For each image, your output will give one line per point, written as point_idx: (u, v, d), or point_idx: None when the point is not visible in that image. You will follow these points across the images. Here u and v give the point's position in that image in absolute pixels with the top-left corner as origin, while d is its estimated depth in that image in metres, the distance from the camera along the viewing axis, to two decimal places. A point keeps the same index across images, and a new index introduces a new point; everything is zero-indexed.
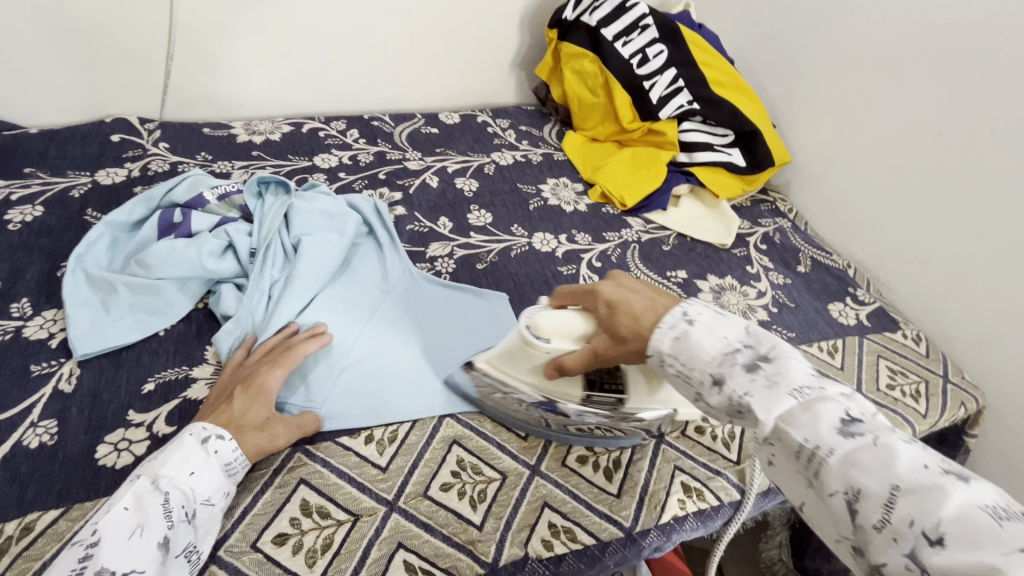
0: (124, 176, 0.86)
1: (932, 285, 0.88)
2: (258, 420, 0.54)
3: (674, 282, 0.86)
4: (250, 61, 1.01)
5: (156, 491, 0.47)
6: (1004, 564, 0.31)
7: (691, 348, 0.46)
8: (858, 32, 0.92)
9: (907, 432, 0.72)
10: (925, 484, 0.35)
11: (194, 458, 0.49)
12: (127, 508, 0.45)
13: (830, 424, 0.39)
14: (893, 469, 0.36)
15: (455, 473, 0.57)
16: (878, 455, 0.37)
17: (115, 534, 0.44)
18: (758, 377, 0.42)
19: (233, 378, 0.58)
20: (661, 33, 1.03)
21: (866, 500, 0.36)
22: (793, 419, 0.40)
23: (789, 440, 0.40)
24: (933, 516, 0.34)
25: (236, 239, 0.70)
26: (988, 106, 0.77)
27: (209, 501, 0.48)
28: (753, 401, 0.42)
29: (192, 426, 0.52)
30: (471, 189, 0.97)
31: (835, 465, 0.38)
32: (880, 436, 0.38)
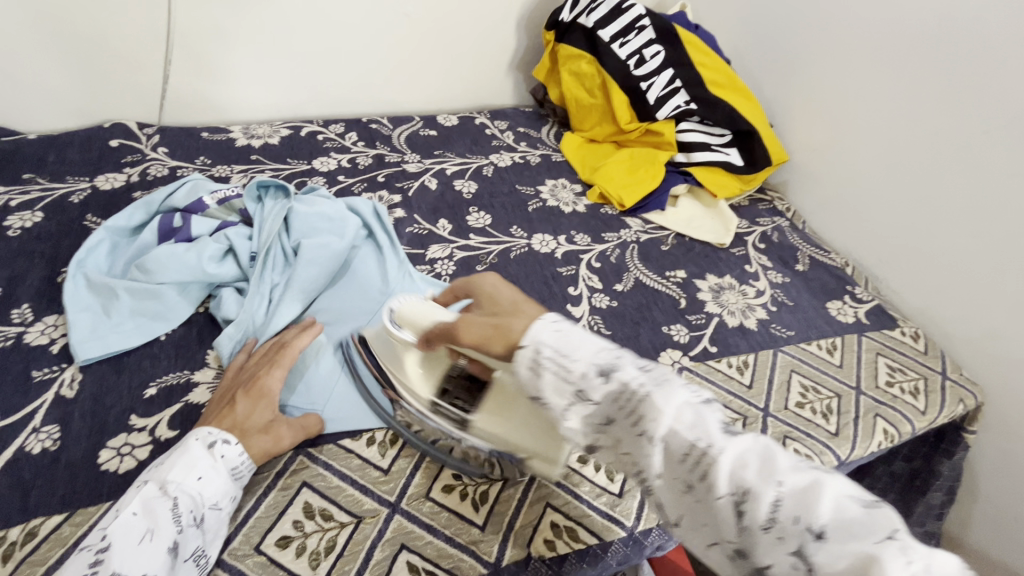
0: (123, 181, 0.86)
1: (930, 282, 0.88)
2: (261, 422, 0.54)
3: (673, 282, 0.87)
4: (248, 65, 1.02)
5: (165, 496, 0.46)
6: (881, 554, 0.31)
7: (570, 342, 0.45)
8: (853, 31, 0.93)
9: (906, 429, 0.72)
10: (804, 483, 0.36)
11: (202, 462, 0.49)
12: (136, 513, 0.45)
13: (716, 425, 0.40)
14: (775, 467, 0.37)
15: (457, 474, 0.57)
16: (761, 456, 0.38)
17: (125, 539, 0.43)
18: (651, 375, 0.43)
19: (234, 381, 0.58)
20: (657, 34, 1.04)
21: (754, 501, 0.36)
22: (680, 419, 0.40)
23: (675, 443, 0.40)
24: (815, 513, 0.34)
25: (236, 243, 0.70)
26: (983, 103, 0.78)
27: (216, 505, 0.48)
28: (649, 396, 0.41)
29: (197, 429, 0.51)
30: (470, 191, 0.97)
31: (725, 464, 0.38)
32: (761, 440, 0.40)
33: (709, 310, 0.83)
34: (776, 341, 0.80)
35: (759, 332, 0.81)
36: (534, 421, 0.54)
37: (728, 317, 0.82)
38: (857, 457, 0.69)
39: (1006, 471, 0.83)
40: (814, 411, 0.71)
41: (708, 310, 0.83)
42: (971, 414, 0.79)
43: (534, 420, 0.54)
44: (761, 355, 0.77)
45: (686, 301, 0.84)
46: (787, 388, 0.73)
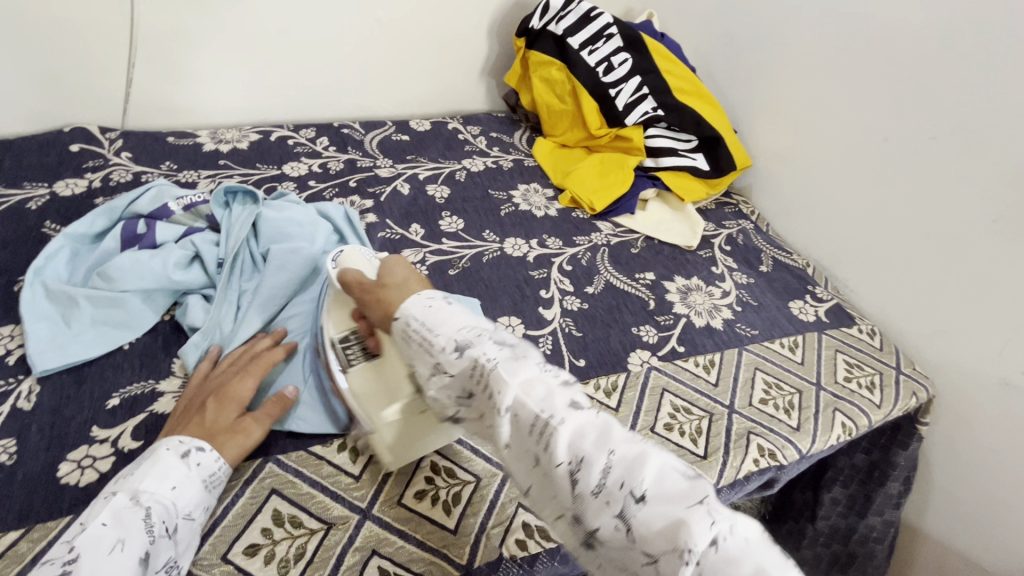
0: (84, 186, 0.83)
1: (884, 280, 0.92)
2: (231, 422, 0.54)
3: (642, 284, 0.89)
4: (215, 69, 1.00)
5: (137, 506, 0.45)
6: (689, 516, 0.36)
7: (441, 318, 0.49)
8: (811, 41, 0.97)
9: (863, 422, 0.76)
10: (634, 454, 0.40)
11: (176, 471, 0.48)
12: (106, 524, 0.44)
13: (560, 400, 0.43)
14: (611, 439, 0.41)
15: (429, 479, 0.57)
16: (601, 428, 0.42)
17: (95, 550, 0.42)
18: (504, 351, 0.46)
19: (199, 390, 0.57)
20: (625, 41, 1.06)
21: (588, 468, 0.40)
22: (526, 391, 0.44)
23: (522, 415, 0.43)
24: (638, 478, 0.38)
25: (203, 249, 0.69)
26: (930, 111, 0.83)
27: (190, 516, 0.47)
28: (499, 366, 0.45)
29: (167, 439, 0.51)
30: (442, 195, 0.98)
31: (564, 433, 0.41)
32: (598, 413, 0.44)
33: (677, 311, 0.85)
34: (741, 339, 0.82)
35: (725, 332, 0.83)
36: (392, 387, 0.56)
37: (695, 317, 0.84)
38: (818, 451, 0.72)
39: (956, 460, 0.88)
40: (777, 406, 0.74)
41: (676, 311, 0.85)
42: (925, 407, 0.83)
43: (390, 390, 0.56)
44: (726, 353, 0.80)
45: (655, 302, 0.86)
46: (751, 385, 0.76)
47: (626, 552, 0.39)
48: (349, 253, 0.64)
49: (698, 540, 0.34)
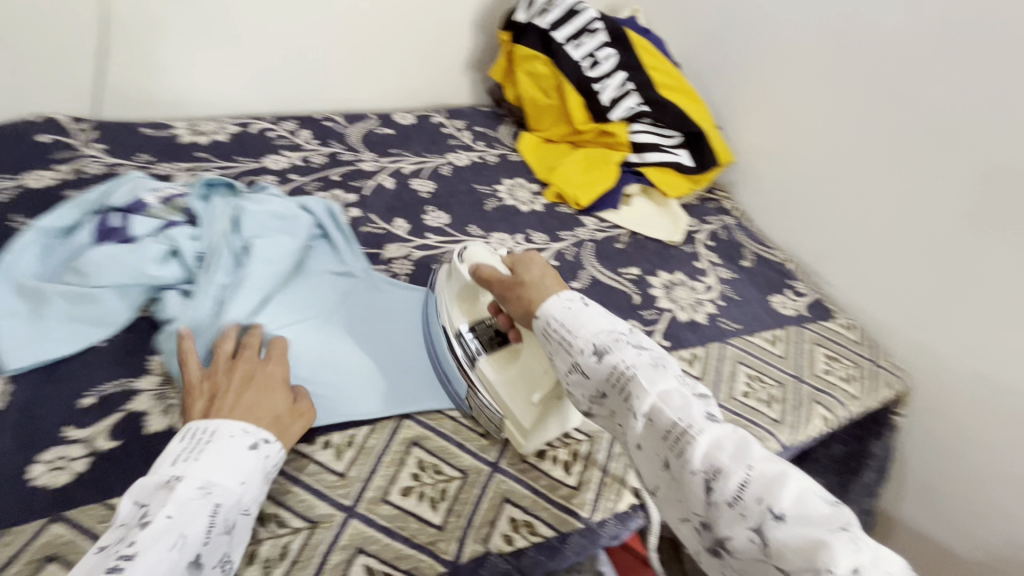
0: (53, 179, 0.81)
1: (863, 275, 0.94)
2: (275, 413, 0.54)
3: (627, 279, 0.89)
4: (192, 58, 0.98)
5: (206, 500, 0.45)
6: (831, 539, 0.35)
7: (579, 320, 0.52)
8: (793, 39, 0.98)
9: (841, 414, 0.77)
10: (773, 471, 0.40)
11: (245, 466, 0.48)
12: (171, 517, 0.43)
13: (699, 411, 0.44)
14: (748, 455, 0.41)
15: (415, 475, 0.57)
16: (738, 444, 0.43)
17: (158, 545, 0.41)
18: (644, 356, 0.49)
19: (215, 374, 0.55)
20: (610, 37, 1.06)
21: (723, 478, 0.40)
22: (667, 400, 0.45)
23: (659, 420, 0.45)
24: (778, 496, 0.38)
25: (181, 244, 0.67)
26: (905, 109, 0.85)
27: (246, 512, 0.47)
28: (638, 374, 0.47)
29: (228, 425, 0.50)
30: (427, 190, 0.97)
31: (701, 444, 0.42)
32: (737, 427, 0.44)
33: (661, 305, 0.86)
34: (724, 333, 0.83)
35: (708, 326, 0.84)
36: (534, 375, 0.60)
37: (679, 312, 0.85)
38: (799, 442, 0.73)
39: (930, 449, 0.91)
40: (758, 399, 0.75)
41: (661, 305, 0.86)
42: (899, 398, 0.86)
43: (530, 378, 0.60)
44: (710, 347, 0.81)
45: (640, 297, 0.86)
46: (734, 378, 0.77)
47: (757, 565, 0.38)
48: (474, 250, 0.67)
49: (839, 562, 0.34)
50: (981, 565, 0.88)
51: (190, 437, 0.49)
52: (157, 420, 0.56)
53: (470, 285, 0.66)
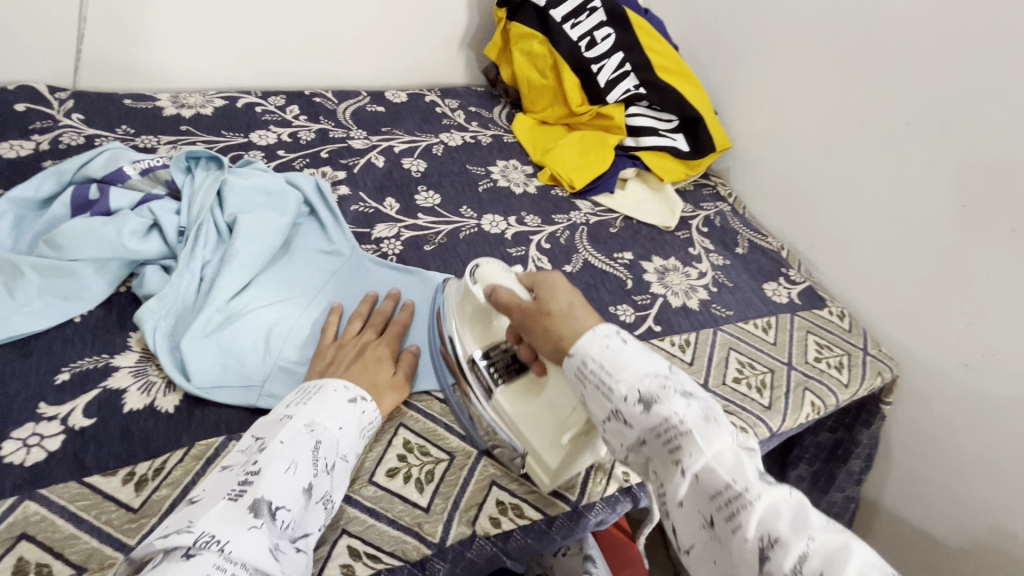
0: (30, 149, 0.78)
1: (855, 264, 0.94)
2: (388, 378, 0.58)
3: (620, 264, 0.88)
4: (174, 27, 0.94)
5: (311, 435, 0.48)
6: None
7: (620, 361, 0.49)
8: (792, 22, 0.96)
9: (831, 401, 0.77)
10: (834, 542, 0.38)
11: (344, 413, 0.51)
12: (284, 443, 0.47)
13: (752, 472, 0.43)
14: (808, 525, 0.40)
15: (402, 457, 0.56)
16: (797, 511, 0.41)
17: (274, 466, 0.44)
18: (694, 408, 0.46)
19: (343, 344, 0.60)
20: (609, 16, 1.04)
21: (780, 548, 0.39)
22: (722, 461, 0.44)
23: (708, 480, 0.44)
24: (841, 568, 0.37)
25: (162, 217, 0.65)
26: (904, 95, 0.83)
27: (345, 458, 0.50)
28: (691, 429, 0.45)
29: (333, 381, 0.54)
30: (419, 169, 0.95)
31: (757, 509, 0.41)
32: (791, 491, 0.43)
33: (654, 290, 0.85)
34: (716, 320, 0.83)
35: (701, 312, 0.83)
36: (559, 412, 0.55)
37: (672, 298, 0.84)
38: (787, 429, 0.73)
39: (916, 438, 0.91)
40: (749, 385, 0.75)
41: (654, 291, 0.85)
42: (888, 387, 0.85)
43: (552, 415, 0.55)
44: (701, 333, 0.80)
45: (633, 282, 0.85)
46: (725, 365, 0.76)
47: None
48: (485, 268, 0.62)
49: None
50: (961, 552, 0.89)
51: (302, 389, 0.53)
52: (136, 398, 0.54)
53: (484, 308, 0.61)
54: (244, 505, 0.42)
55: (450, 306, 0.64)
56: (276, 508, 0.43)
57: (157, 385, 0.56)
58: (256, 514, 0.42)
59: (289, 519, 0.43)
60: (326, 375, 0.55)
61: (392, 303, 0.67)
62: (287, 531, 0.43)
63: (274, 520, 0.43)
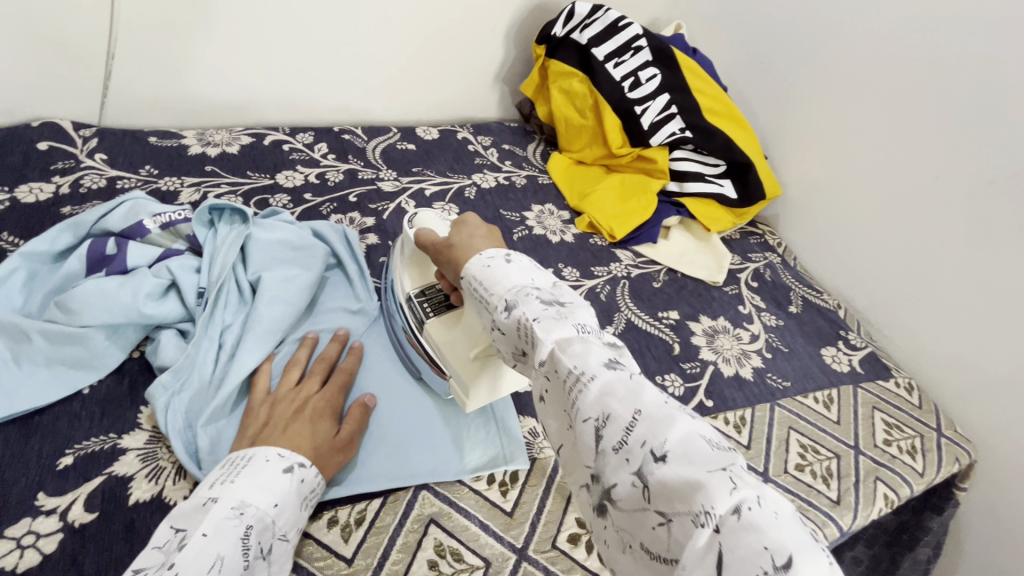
0: (51, 193, 0.74)
1: (925, 331, 0.86)
2: (331, 438, 0.52)
3: (666, 324, 0.81)
4: (204, 63, 0.91)
5: (240, 521, 0.42)
6: (710, 482, 0.30)
7: (497, 276, 0.46)
8: (855, 67, 0.89)
9: (905, 493, 0.69)
10: (660, 414, 0.34)
11: (279, 486, 0.45)
12: (206, 536, 0.40)
13: (596, 355, 0.38)
14: (640, 398, 0.35)
15: (432, 564, 0.50)
16: (632, 388, 0.36)
17: (196, 567, 0.38)
18: (549, 308, 0.42)
19: (278, 400, 0.54)
20: (655, 56, 0.98)
21: (611, 422, 0.35)
22: (567, 347, 0.39)
23: (555, 368, 0.39)
24: (662, 438, 0.33)
25: (180, 277, 0.60)
26: (987, 154, 0.76)
27: (284, 537, 0.44)
28: (536, 324, 0.40)
29: (264, 449, 0.47)
30: (450, 215, 0.90)
31: (592, 391, 0.36)
32: (635, 372, 0.37)
33: (704, 356, 0.78)
34: (773, 393, 0.76)
35: (755, 383, 0.76)
36: (473, 335, 0.54)
37: (724, 365, 0.77)
38: (857, 525, 0.66)
39: (993, 528, 0.82)
40: (814, 474, 0.67)
41: (703, 357, 0.78)
42: (964, 472, 0.77)
43: (469, 337, 0.55)
44: (758, 409, 0.73)
45: (680, 346, 0.79)
46: (786, 448, 0.69)
47: (637, 515, 0.33)
48: (422, 216, 0.63)
49: (716, 504, 0.29)
50: None
51: (229, 462, 0.47)
52: (143, 488, 0.49)
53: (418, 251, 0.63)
54: None
55: (395, 262, 0.67)
56: None
57: (166, 470, 0.51)
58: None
59: None
60: (257, 442, 0.49)
61: (337, 346, 0.62)
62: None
63: None
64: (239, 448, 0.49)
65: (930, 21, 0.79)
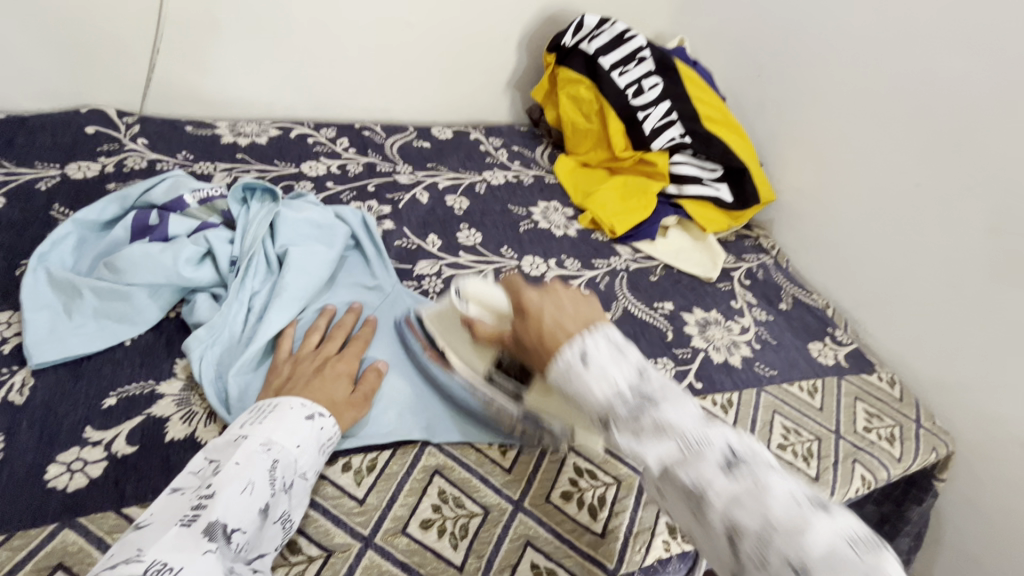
0: (97, 171, 0.81)
1: (907, 331, 0.90)
2: (347, 396, 0.56)
3: (660, 314, 0.86)
4: (238, 61, 0.98)
5: (268, 455, 0.47)
6: None
7: (579, 387, 0.43)
8: (845, 82, 0.95)
9: (882, 476, 0.73)
10: (793, 518, 0.36)
11: (302, 431, 0.50)
12: (239, 464, 0.45)
13: (714, 463, 0.39)
14: (768, 507, 0.37)
15: (436, 507, 0.54)
16: (756, 494, 0.38)
17: (231, 486, 0.43)
18: (645, 420, 0.41)
19: (301, 360, 0.59)
20: (657, 66, 1.05)
21: (743, 536, 0.37)
22: (682, 461, 0.40)
23: (674, 481, 0.40)
24: (799, 549, 0.35)
25: (216, 246, 0.66)
26: (964, 164, 0.81)
27: (304, 476, 0.49)
28: (640, 446, 0.41)
29: (289, 399, 0.52)
30: (461, 207, 0.96)
31: (716, 506, 0.38)
32: (759, 474, 0.39)
33: (695, 344, 0.83)
34: (759, 380, 0.80)
35: (743, 370, 0.81)
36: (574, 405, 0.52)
37: (714, 353, 0.82)
38: (834, 502, 0.70)
39: (970, 520, 0.85)
40: (795, 453, 0.71)
41: (694, 344, 0.83)
42: (942, 463, 0.81)
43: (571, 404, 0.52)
44: (745, 394, 0.77)
45: (673, 333, 0.84)
46: (769, 429, 0.73)
47: None
48: (466, 286, 0.64)
49: None
50: None
51: (257, 408, 0.51)
52: (177, 427, 0.54)
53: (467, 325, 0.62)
54: (197, 530, 0.40)
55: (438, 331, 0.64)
56: (232, 531, 0.42)
57: (198, 415, 0.56)
58: (211, 538, 0.40)
59: (243, 542, 0.42)
60: (280, 394, 0.54)
61: (354, 317, 0.66)
62: (241, 553, 0.43)
63: (228, 543, 0.41)
64: (264, 398, 0.54)
65: (914, 38, 0.85)
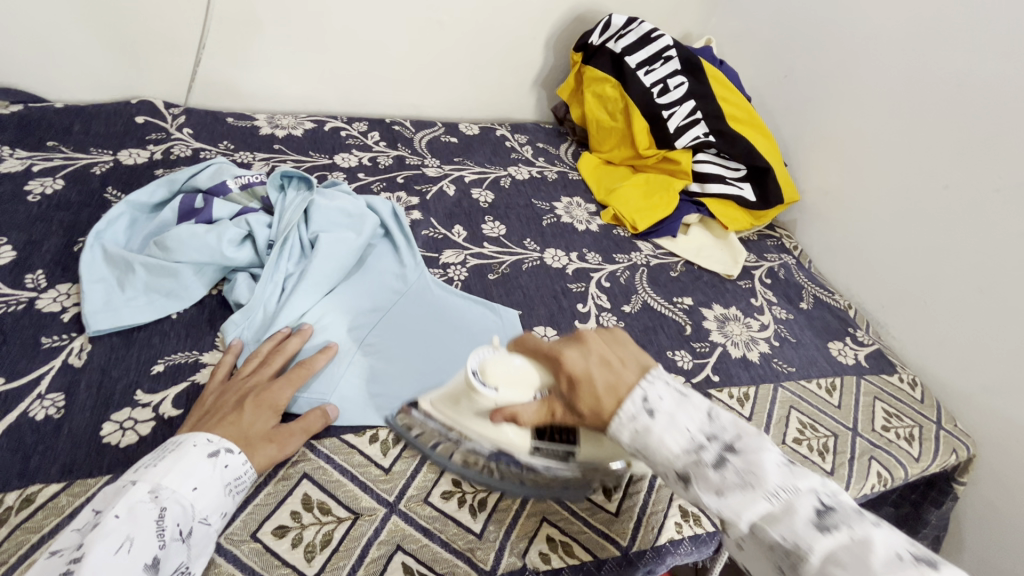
0: (146, 158, 0.86)
1: (931, 333, 0.89)
2: (267, 430, 0.53)
3: (680, 309, 0.88)
4: (277, 56, 1.03)
5: (153, 504, 0.44)
6: None
7: (652, 442, 0.45)
8: (873, 82, 0.95)
9: (899, 474, 0.73)
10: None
11: (202, 471, 0.47)
12: (119, 517, 0.42)
13: (805, 517, 0.40)
14: (870, 564, 0.37)
15: (457, 480, 0.57)
16: (856, 552, 0.38)
17: (102, 545, 0.40)
18: (729, 474, 0.43)
19: (228, 387, 0.56)
20: (683, 65, 1.06)
21: None
22: (771, 518, 0.41)
23: (765, 536, 0.41)
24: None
25: (255, 229, 0.70)
26: (992, 165, 0.80)
27: (205, 521, 0.46)
28: (725, 502, 0.42)
29: (194, 435, 0.49)
30: (486, 200, 0.98)
31: (815, 560, 0.39)
32: (855, 529, 0.39)
33: (714, 339, 0.84)
34: (777, 375, 0.81)
35: (761, 366, 0.82)
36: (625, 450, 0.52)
37: (732, 348, 0.83)
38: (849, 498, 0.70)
39: (990, 526, 0.85)
40: (811, 447, 0.72)
41: (713, 339, 0.84)
42: (962, 466, 0.80)
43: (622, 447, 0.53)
44: (762, 388, 0.78)
45: (692, 327, 0.85)
46: (786, 423, 0.74)
47: None
48: (491, 366, 0.52)
49: None
50: None
51: (162, 448, 0.49)
52: None
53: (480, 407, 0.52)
54: None
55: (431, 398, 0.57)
56: None
57: None
58: None
59: None
60: (194, 428, 0.51)
61: (299, 340, 0.62)
62: None
63: None
64: (181, 431, 0.52)
65: (945, 38, 0.85)
